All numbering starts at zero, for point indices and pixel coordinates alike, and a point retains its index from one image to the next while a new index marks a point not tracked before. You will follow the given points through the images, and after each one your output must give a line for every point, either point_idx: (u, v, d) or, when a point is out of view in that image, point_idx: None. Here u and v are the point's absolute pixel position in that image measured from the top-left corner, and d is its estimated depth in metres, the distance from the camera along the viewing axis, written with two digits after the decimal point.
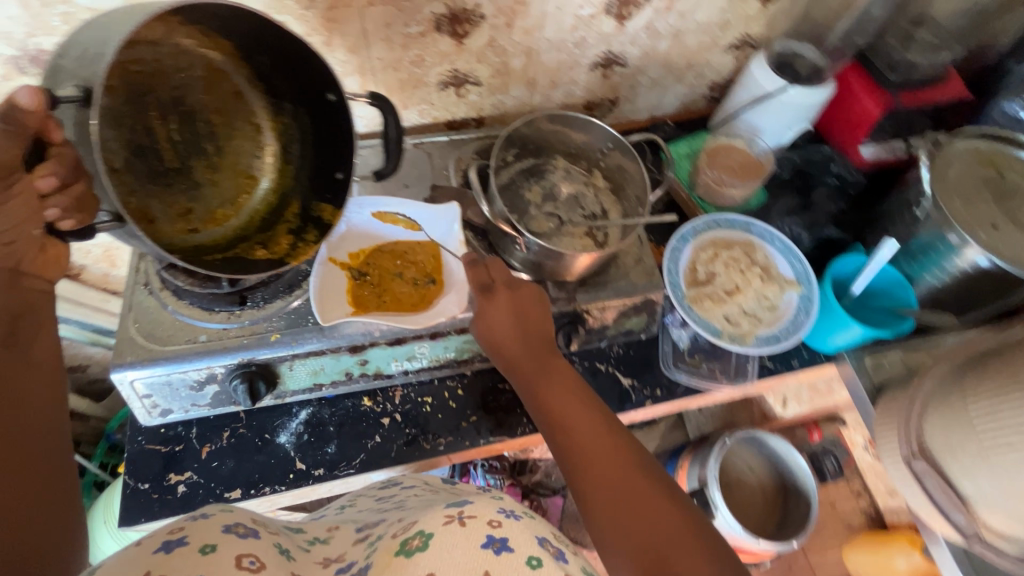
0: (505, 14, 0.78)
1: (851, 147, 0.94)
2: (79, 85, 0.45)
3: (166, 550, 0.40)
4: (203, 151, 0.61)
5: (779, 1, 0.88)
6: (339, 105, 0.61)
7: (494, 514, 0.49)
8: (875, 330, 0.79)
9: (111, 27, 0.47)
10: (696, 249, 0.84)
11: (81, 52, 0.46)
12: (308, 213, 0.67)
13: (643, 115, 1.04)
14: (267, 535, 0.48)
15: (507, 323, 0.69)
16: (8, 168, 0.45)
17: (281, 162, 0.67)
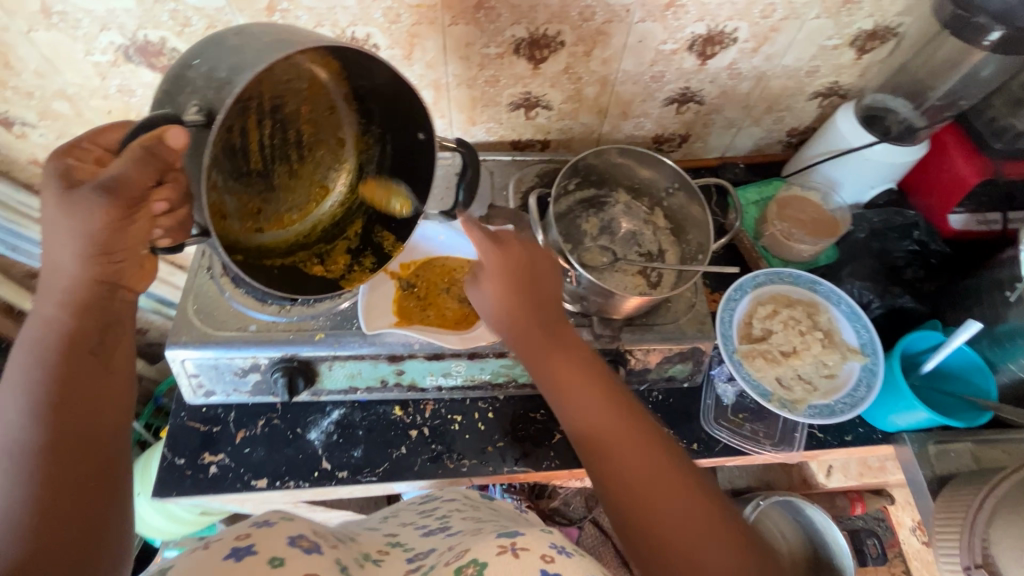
0: (585, 42, 0.77)
1: (938, 213, 0.88)
2: (203, 107, 0.47)
3: (235, 558, 0.44)
4: (287, 157, 0.61)
5: (876, 52, 0.83)
6: (428, 146, 0.64)
7: (546, 548, 0.51)
8: (945, 418, 0.72)
9: (241, 50, 0.49)
10: (755, 302, 0.80)
11: (209, 70, 0.48)
12: (370, 237, 0.71)
13: (714, 154, 1.00)
14: (328, 549, 0.51)
15: (515, 302, 0.64)
16: (134, 195, 0.47)
17: (354, 180, 0.69)
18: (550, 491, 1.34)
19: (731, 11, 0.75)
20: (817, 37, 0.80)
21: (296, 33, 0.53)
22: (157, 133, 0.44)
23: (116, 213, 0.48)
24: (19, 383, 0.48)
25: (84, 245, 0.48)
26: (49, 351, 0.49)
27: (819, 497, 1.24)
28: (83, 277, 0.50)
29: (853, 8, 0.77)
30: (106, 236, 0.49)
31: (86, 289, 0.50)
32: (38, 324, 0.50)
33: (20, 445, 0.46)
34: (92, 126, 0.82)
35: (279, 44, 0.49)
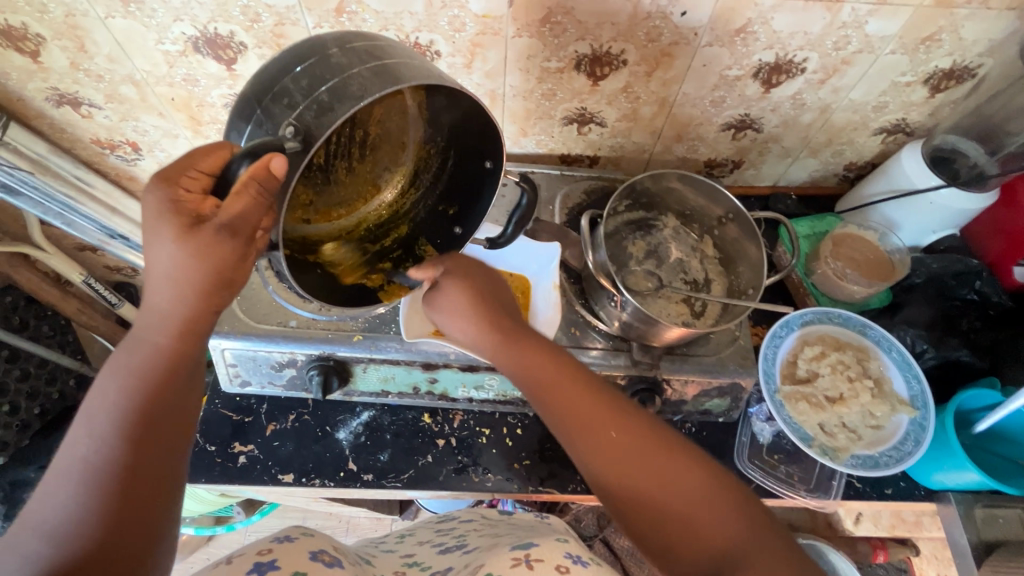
0: (648, 63, 0.76)
1: (1002, 263, 0.84)
2: (301, 131, 0.47)
3: (259, 572, 0.43)
4: (348, 156, 0.60)
5: (950, 91, 0.80)
6: (493, 174, 0.64)
7: (561, 560, 0.51)
8: (998, 483, 0.68)
9: (346, 70, 0.49)
10: (801, 342, 0.77)
11: (310, 87, 0.48)
12: (412, 246, 0.69)
13: (766, 182, 0.98)
14: (348, 563, 0.50)
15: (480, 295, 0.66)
16: (248, 225, 0.47)
17: (408, 184, 0.67)
18: (561, 506, 1.34)
19: (803, 41, 0.73)
20: (890, 73, 0.77)
21: (398, 52, 0.53)
22: (265, 161, 0.44)
23: (231, 250, 0.47)
24: (113, 390, 0.48)
25: (200, 276, 0.48)
26: (147, 371, 0.49)
27: (840, 541, 1.20)
28: (191, 303, 0.49)
29: (933, 46, 0.73)
30: (217, 270, 0.48)
31: (195, 317, 0.50)
32: (145, 341, 0.50)
33: (102, 461, 0.45)
34: (155, 112, 0.84)
35: (383, 72, 0.49)
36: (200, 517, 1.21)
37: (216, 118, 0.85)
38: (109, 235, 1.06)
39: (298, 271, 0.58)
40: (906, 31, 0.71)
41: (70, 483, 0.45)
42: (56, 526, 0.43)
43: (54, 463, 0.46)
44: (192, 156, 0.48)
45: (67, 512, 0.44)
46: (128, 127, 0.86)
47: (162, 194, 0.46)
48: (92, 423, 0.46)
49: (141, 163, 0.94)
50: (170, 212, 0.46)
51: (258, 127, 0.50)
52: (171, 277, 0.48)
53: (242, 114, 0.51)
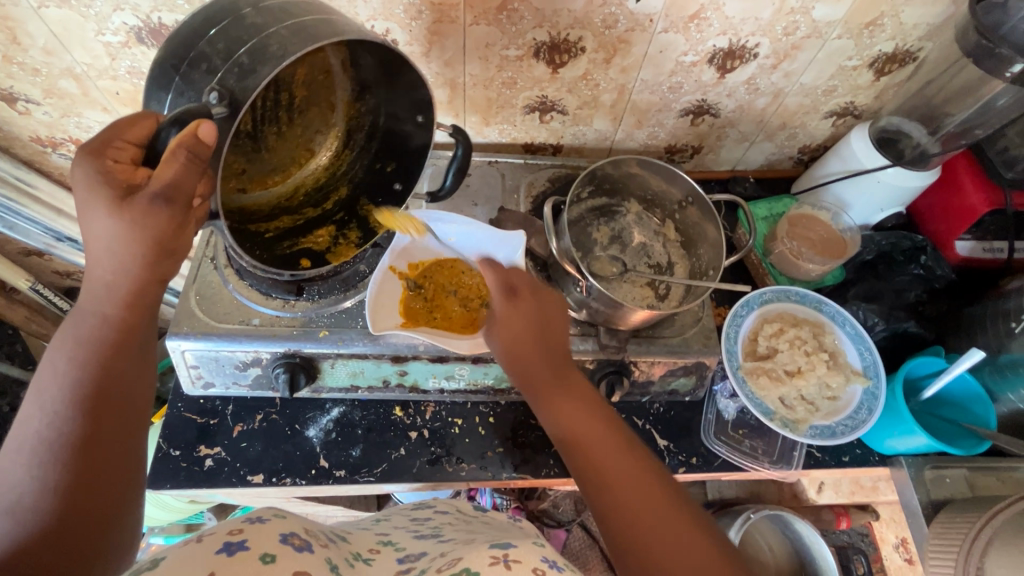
0: (606, 50, 0.76)
1: (945, 237, 0.87)
2: (225, 93, 0.48)
3: (227, 553, 0.41)
4: (277, 120, 0.62)
5: (893, 75, 0.83)
6: (426, 127, 0.67)
7: (539, 563, 0.47)
8: (944, 444, 0.73)
9: (263, 30, 0.50)
10: (761, 320, 0.80)
11: (228, 52, 0.49)
12: (354, 207, 0.74)
13: (725, 166, 1.00)
14: (320, 548, 0.47)
15: (532, 337, 0.65)
16: (185, 201, 0.47)
17: (342, 145, 0.71)
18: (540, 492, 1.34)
19: (754, 27, 0.74)
20: (837, 57, 0.80)
21: (315, 9, 0.54)
22: (191, 128, 0.44)
23: (169, 219, 0.47)
24: (61, 365, 0.48)
25: (140, 248, 0.47)
26: (96, 342, 0.49)
27: (806, 510, 1.26)
28: (129, 273, 0.49)
29: (876, 30, 0.76)
30: (160, 239, 0.48)
31: (139, 288, 0.50)
32: (90, 314, 0.49)
33: (57, 432, 0.46)
34: (99, 106, 0.80)
35: (300, 29, 0.50)
36: (170, 526, 1.18)
37: None
38: (56, 237, 1.01)
39: (242, 240, 0.64)
40: (851, 16, 0.74)
41: (27, 457, 0.45)
42: (15, 500, 0.44)
43: (10, 439, 0.46)
44: (114, 126, 0.47)
45: (25, 482, 0.44)
46: (70, 123, 0.82)
47: (88, 166, 0.45)
48: (43, 396, 0.47)
49: None
50: (100, 185, 0.45)
51: (180, 95, 0.51)
52: (107, 250, 0.47)
53: (161, 82, 0.52)
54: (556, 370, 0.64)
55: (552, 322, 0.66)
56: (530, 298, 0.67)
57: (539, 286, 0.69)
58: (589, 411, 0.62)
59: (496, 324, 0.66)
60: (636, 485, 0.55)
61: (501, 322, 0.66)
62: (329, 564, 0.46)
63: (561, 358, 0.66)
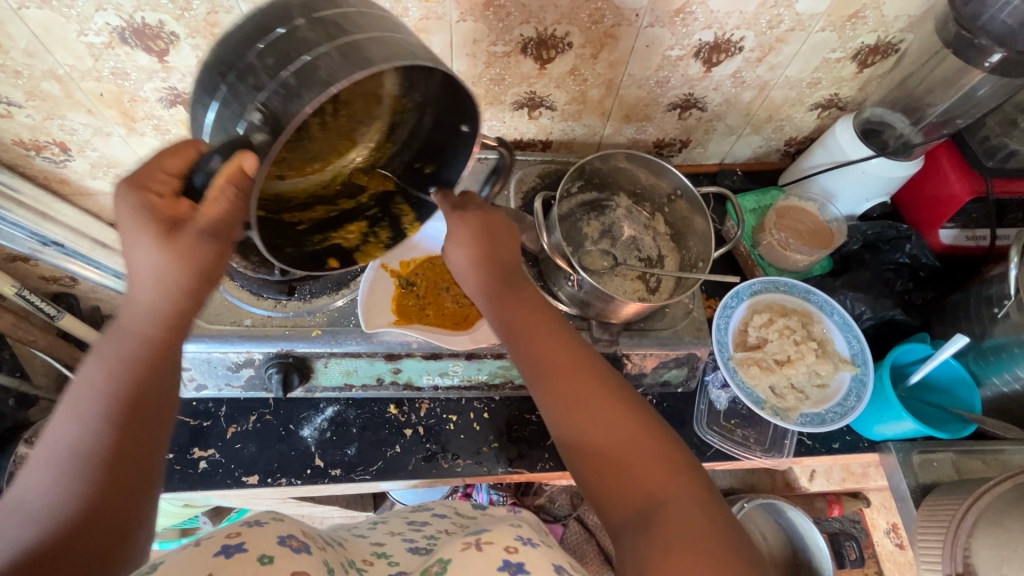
0: (593, 45, 0.77)
1: (929, 226, 0.89)
2: (270, 116, 0.44)
3: (226, 555, 0.41)
4: (321, 111, 0.56)
5: (876, 67, 0.84)
6: (470, 138, 0.59)
7: (512, 541, 0.46)
8: (930, 428, 0.74)
9: (314, 47, 0.45)
10: (751, 310, 0.81)
11: (276, 66, 0.45)
12: (389, 205, 0.67)
13: (713, 160, 1.01)
14: (317, 549, 0.47)
15: (481, 250, 0.63)
16: (225, 232, 0.47)
17: (385, 138, 0.64)
18: (536, 488, 1.34)
19: (739, 20, 0.75)
20: (821, 50, 0.81)
21: (382, 25, 0.50)
22: (236, 162, 0.43)
23: (214, 253, 0.48)
24: (98, 379, 0.48)
25: (184, 273, 0.48)
26: (133, 359, 0.48)
27: (799, 499, 1.27)
28: (169, 296, 0.49)
29: (859, 23, 0.77)
30: (202, 266, 0.48)
31: (182, 308, 0.50)
32: (133, 331, 0.49)
33: (91, 448, 0.46)
34: (83, 108, 0.79)
35: (350, 51, 0.45)
36: (165, 531, 1.17)
37: (151, 114, 0.81)
38: (42, 242, 1.00)
39: (273, 233, 0.58)
40: (834, 9, 0.75)
41: (55, 469, 0.45)
42: (38, 513, 0.44)
43: (40, 447, 0.47)
44: (158, 156, 0.47)
45: (49, 494, 0.44)
46: (54, 126, 0.81)
47: (132, 199, 0.45)
48: (79, 410, 0.47)
49: (72, 164, 0.88)
50: (147, 220, 0.45)
51: (225, 107, 0.47)
52: (152, 275, 0.47)
53: (209, 91, 0.49)
54: (502, 277, 0.64)
55: (498, 230, 0.66)
56: (477, 208, 0.65)
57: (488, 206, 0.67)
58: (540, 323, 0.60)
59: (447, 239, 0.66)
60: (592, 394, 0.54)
61: (451, 239, 0.65)
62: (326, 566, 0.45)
63: (507, 264, 0.65)
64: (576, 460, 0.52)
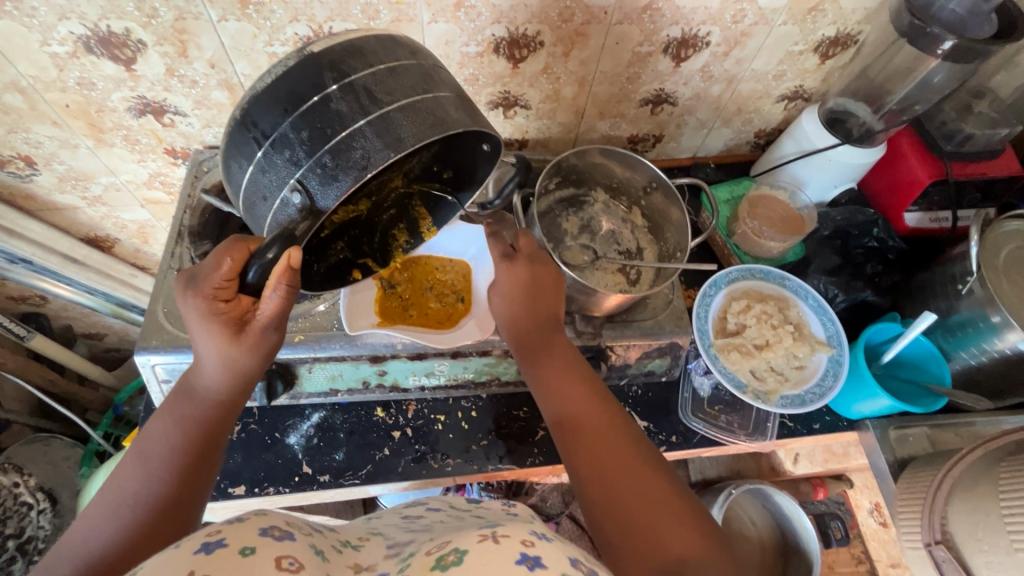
0: (564, 43, 0.78)
1: (895, 211, 0.92)
2: (308, 195, 0.50)
3: (207, 551, 0.38)
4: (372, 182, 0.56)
5: (837, 58, 0.87)
6: (491, 157, 0.62)
7: (527, 534, 0.43)
8: (906, 404, 0.76)
9: (349, 122, 0.48)
10: (728, 298, 0.83)
11: (313, 142, 0.49)
12: (404, 205, 0.68)
13: (686, 154, 1.03)
14: (303, 536, 0.45)
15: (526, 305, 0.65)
16: (285, 313, 0.55)
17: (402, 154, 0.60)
18: (528, 488, 1.35)
19: (704, 16, 0.77)
20: (784, 43, 0.83)
21: (419, 81, 0.52)
22: (285, 259, 0.49)
23: (275, 335, 0.57)
24: (170, 436, 0.56)
25: (253, 356, 0.57)
26: (201, 423, 0.57)
27: (785, 483, 1.30)
28: (236, 380, 0.58)
29: (819, 16, 0.80)
30: (270, 349, 0.58)
31: (246, 382, 0.59)
32: (204, 398, 0.58)
33: (150, 493, 0.53)
34: (48, 120, 0.77)
35: (384, 127, 0.49)
36: None
37: (120, 124, 0.80)
38: (10, 260, 0.97)
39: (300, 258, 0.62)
40: (794, 3, 0.77)
41: (117, 516, 0.52)
42: (92, 555, 0.49)
43: (106, 494, 0.54)
44: (211, 263, 0.53)
45: (108, 536, 0.50)
46: (18, 139, 0.79)
47: (200, 305, 0.53)
48: (150, 462, 0.55)
49: (38, 178, 0.86)
50: (217, 325, 0.54)
51: (261, 172, 0.51)
52: (219, 360, 0.56)
53: (242, 150, 0.52)
54: (538, 331, 0.65)
55: (544, 291, 0.66)
56: (527, 260, 0.66)
57: (539, 255, 0.67)
58: (569, 371, 0.63)
59: (494, 292, 0.67)
60: (618, 451, 0.56)
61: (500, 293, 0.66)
62: (314, 551, 0.44)
63: (546, 322, 0.66)
64: (566, 444, 0.58)
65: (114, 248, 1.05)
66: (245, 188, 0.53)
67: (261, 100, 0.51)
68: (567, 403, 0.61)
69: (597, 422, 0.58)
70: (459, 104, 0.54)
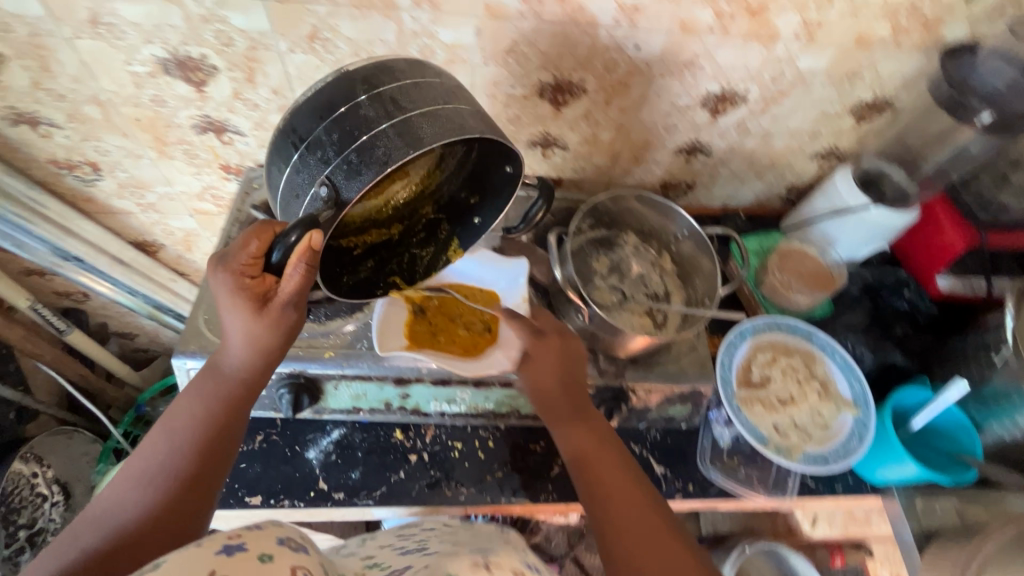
0: (606, 91, 0.81)
1: (928, 276, 0.92)
2: (333, 188, 0.52)
3: (227, 552, 0.40)
4: None
5: (873, 122, 0.89)
6: (514, 177, 0.65)
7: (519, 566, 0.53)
8: (933, 472, 0.75)
9: (375, 125, 0.52)
10: (754, 348, 0.82)
11: (343, 141, 0.52)
12: (434, 232, 0.72)
13: (717, 203, 1.05)
14: (315, 552, 0.46)
15: (554, 366, 0.68)
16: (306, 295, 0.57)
17: (434, 164, 0.68)
18: (532, 526, 1.32)
19: (743, 74, 0.80)
20: (821, 104, 0.85)
21: (442, 94, 0.56)
22: (307, 241, 0.50)
23: (296, 316, 0.59)
24: (195, 411, 0.59)
25: (275, 335, 0.59)
26: (226, 400, 0.60)
27: (802, 547, 1.25)
28: (258, 357, 0.60)
29: (856, 81, 0.82)
30: (290, 329, 0.60)
31: (269, 363, 0.61)
32: (229, 375, 0.60)
33: (174, 466, 0.55)
34: (118, 132, 0.83)
35: (405, 129, 0.52)
36: None
37: (183, 139, 0.85)
38: (64, 257, 1.01)
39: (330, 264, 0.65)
40: (832, 67, 0.80)
41: (140, 487, 0.54)
42: (117, 524, 0.51)
43: (130, 463, 0.56)
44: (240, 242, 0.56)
45: (133, 506, 0.53)
46: (89, 147, 0.85)
47: (228, 281, 0.56)
48: (174, 435, 0.57)
49: (100, 183, 0.92)
50: (242, 299, 0.56)
51: (295, 173, 0.55)
52: (245, 336, 0.58)
53: (282, 154, 0.56)
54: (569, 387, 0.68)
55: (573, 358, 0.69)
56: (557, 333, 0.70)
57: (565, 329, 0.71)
58: (591, 422, 0.67)
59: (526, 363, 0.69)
60: (629, 496, 0.60)
61: (529, 359, 0.69)
62: (324, 569, 0.45)
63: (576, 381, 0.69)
64: (586, 491, 0.63)
65: (158, 252, 1.10)
66: (282, 190, 0.57)
67: (301, 110, 0.56)
68: (583, 448, 0.65)
69: (606, 462, 0.64)
70: (478, 116, 0.57)
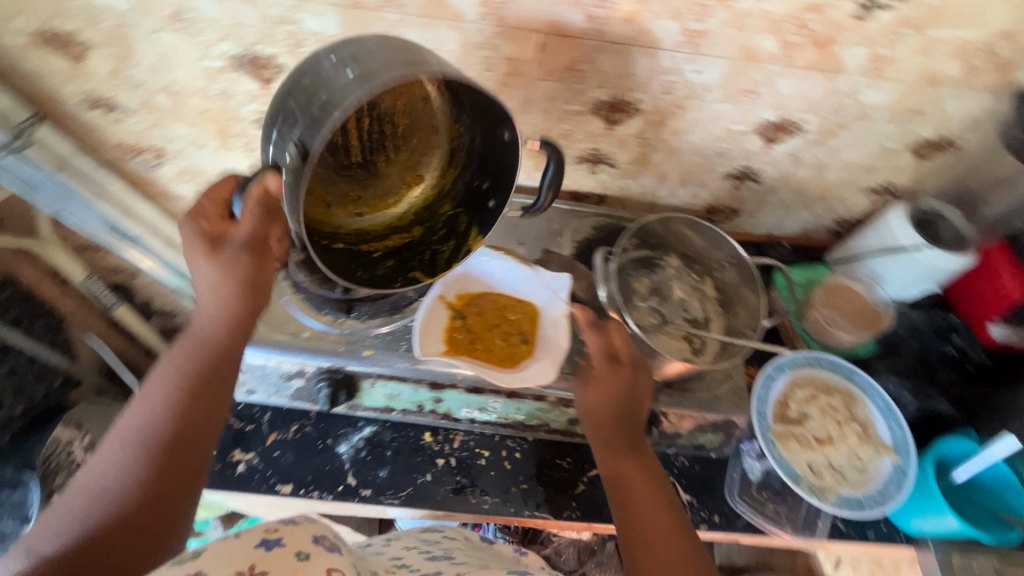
0: (661, 112, 0.81)
1: (980, 322, 0.88)
2: (300, 145, 0.52)
3: (265, 547, 0.41)
4: (386, 148, 0.64)
5: (933, 161, 0.87)
6: (513, 143, 0.61)
7: None
8: (975, 529, 0.72)
9: (331, 82, 0.51)
10: (792, 384, 0.80)
11: (308, 103, 0.52)
12: (455, 227, 0.71)
13: (761, 231, 1.03)
14: (348, 552, 0.47)
15: (608, 393, 0.69)
16: (262, 241, 0.59)
17: (446, 164, 0.68)
18: (544, 538, 1.31)
19: (803, 104, 0.79)
20: (881, 139, 0.83)
21: (407, 49, 0.54)
22: (261, 184, 0.54)
23: (252, 263, 0.60)
24: (174, 376, 0.59)
25: (233, 287, 0.60)
26: (203, 361, 0.60)
27: None
28: (227, 313, 0.61)
29: (920, 118, 0.80)
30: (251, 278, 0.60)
31: (237, 318, 0.62)
32: (202, 337, 0.61)
33: (155, 430, 0.56)
34: (184, 121, 0.87)
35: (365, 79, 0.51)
36: None
37: (244, 132, 0.88)
38: (119, 237, 1.06)
39: (348, 263, 0.67)
40: (896, 103, 0.78)
41: (124, 452, 0.55)
42: (104, 489, 0.53)
43: (117, 432, 0.57)
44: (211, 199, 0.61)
45: (120, 471, 0.54)
46: (156, 134, 0.89)
47: (192, 231, 0.60)
48: (153, 400, 0.58)
49: (162, 169, 0.96)
50: (200, 243, 0.59)
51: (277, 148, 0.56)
52: (210, 288, 0.60)
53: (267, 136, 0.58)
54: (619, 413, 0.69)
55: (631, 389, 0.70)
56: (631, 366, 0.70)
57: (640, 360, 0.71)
58: (636, 450, 0.68)
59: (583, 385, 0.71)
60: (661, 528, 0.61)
61: (591, 382, 0.70)
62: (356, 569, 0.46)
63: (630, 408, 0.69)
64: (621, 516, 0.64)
65: None
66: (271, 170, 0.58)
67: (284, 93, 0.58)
68: (624, 473, 0.67)
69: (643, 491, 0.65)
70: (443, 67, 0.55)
